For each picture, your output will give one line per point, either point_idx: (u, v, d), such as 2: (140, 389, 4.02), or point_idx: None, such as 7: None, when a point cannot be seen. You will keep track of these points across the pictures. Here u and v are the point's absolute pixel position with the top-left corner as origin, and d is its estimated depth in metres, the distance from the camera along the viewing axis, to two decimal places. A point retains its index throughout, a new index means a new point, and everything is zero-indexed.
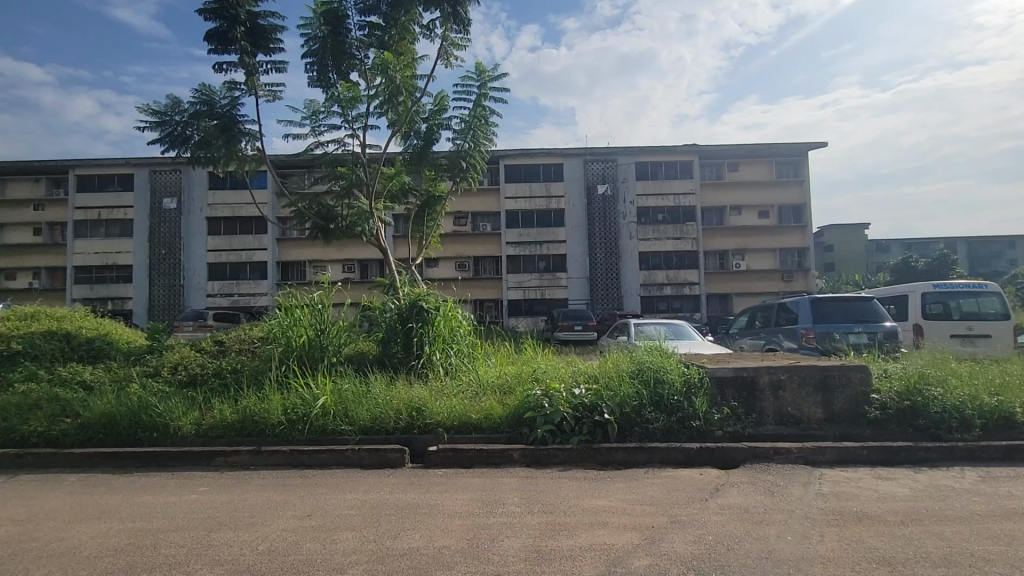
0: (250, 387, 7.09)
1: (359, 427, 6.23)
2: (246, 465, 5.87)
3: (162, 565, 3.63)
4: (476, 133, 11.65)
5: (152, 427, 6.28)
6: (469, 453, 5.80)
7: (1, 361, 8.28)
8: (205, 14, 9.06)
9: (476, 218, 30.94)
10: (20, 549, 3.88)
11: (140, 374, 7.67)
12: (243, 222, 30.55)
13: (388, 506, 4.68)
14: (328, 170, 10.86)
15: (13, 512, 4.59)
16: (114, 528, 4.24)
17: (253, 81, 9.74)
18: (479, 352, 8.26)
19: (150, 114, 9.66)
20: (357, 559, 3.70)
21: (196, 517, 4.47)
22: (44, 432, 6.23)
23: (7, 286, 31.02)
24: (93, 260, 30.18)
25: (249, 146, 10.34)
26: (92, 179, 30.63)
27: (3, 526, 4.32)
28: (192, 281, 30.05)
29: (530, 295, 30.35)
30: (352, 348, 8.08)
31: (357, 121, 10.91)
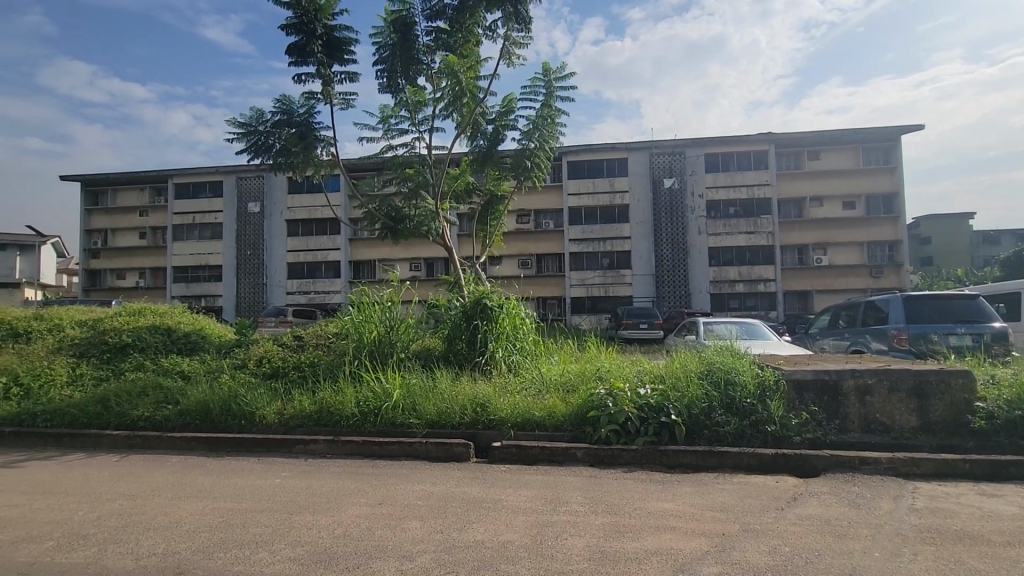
0: (326, 379, 7.51)
1: (425, 421, 6.43)
2: (323, 453, 6.22)
3: (250, 542, 3.92)
4: (542, 132, 11.65)
5: (240, 415, 6.80)
6: (533, 450, 5.82)
7: (114, 351, 9.29)
8: (285, 30, 9.63)
9: (538, 215, 31.03)
10: (132, 521, 4.34)
11: (230, 366, 8.36)
12: (319, 224, 32.36)
13: (454, 498, 4.80)
14: (397, 172, 11.24)
15: (127, 488, 5.14)
16: (210, 506, 4.64)
17: (328, 90, 10.26)
18: (542, 350, 8.27)
19: (238, 126, 10.41)
20: (425, 548, 3.81)
21: (279, 500, 4.79)
22: (150, 417, 6.91)
23: (119, 285, 34.74)
24: (190, 261, 33.11)
25: (324, 151, 10.93)
26: (188, 187, 33.58)
27: (119, 499, 4.84)
28: (274, 280, 32.23)
29: (593, 293, 30.01)
30: (419, 344, 8.34)
31: (424, 124, 11.22)
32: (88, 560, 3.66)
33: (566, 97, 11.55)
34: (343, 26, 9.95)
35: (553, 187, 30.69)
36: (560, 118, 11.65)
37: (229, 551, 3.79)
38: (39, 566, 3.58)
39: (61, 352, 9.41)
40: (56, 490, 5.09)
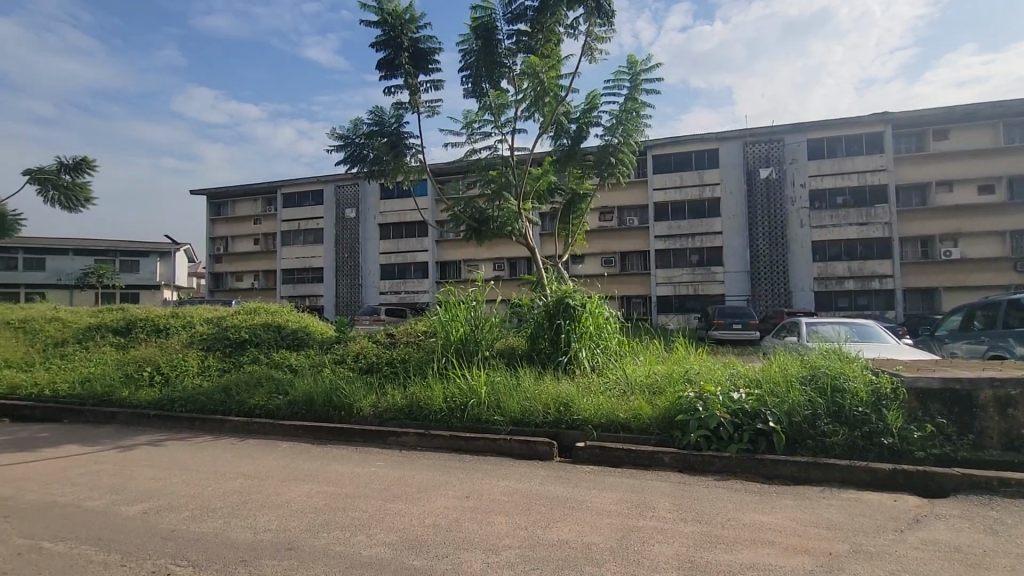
0: (416, 374, 7.88)
1: (509, 419, 6.51)
2: (413, 446, 6.52)
3: (349, 525, 4.21)
4: (626, 127, 11.34)
5: (340, 407, 7.31)
6: (617, 452, 5.70)
7: (235, 346, 10.41)
8: (376, 46, 10.20)
9: (621, 212, 30.38)
10: (251, 498, 4.82)
11: (331, 361, 9.04)
12: (408, 227, 33.98)
13: (538, 496, 4.83)
14: (482, 174, 11.47)
15: (246, 469, 5.73)
16: (313, 490, 5.04)
17: (415, 99, 10.73)
18: (627, 351, 8.10)
19: (337, 139, 11.15)
20: (510, 543, 3.87)
21: (375, 487, 5.10)
22: (265, 405, 7.64)
23: (239, 286, 38.79)
24: (296, 264, 36.21)
25: (413, 158, 11.46)
26: (294, 196, 36.73)
27: (240, 478, 5.42)
28: (369, 280, 34.33)
29: (681, 292, 28.86)
30: (503, 343, 8.49)
31: (507, 126, 11.37)
32: (215, 530, 4.12)
33: (652, 90, 11.14)
34: (428, 37, 10.35)
35: (637, 183, 29.83)
36: (644, 111, 11.29)
37: (331, 532, 4.09)
38: (177, 532, 4.09)
39: (193, 345, 10.71)
40: (190, 467, 5.79)
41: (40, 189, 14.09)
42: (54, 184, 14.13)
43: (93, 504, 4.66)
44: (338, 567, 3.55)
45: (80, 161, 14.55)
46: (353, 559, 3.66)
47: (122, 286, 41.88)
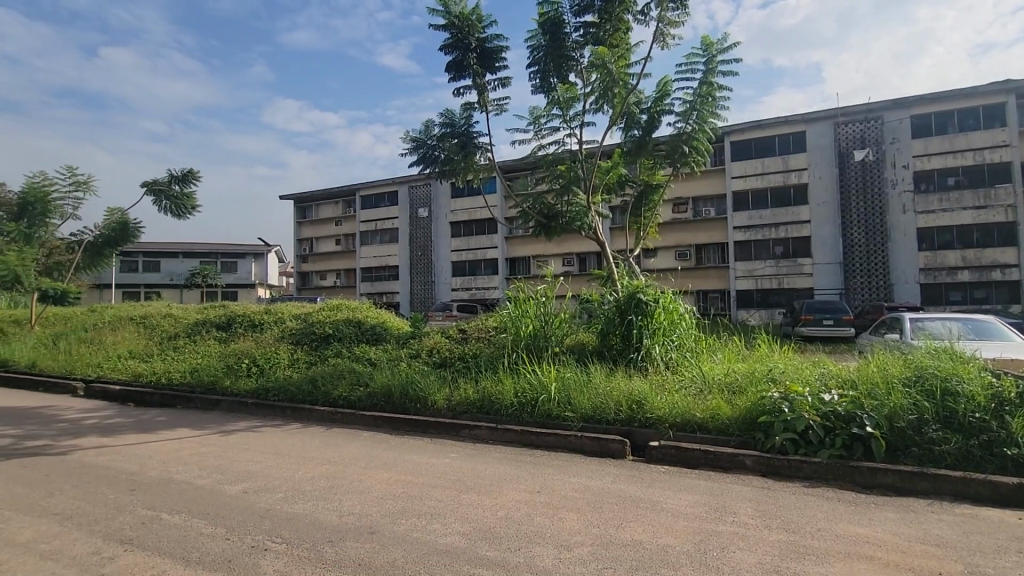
0: (487, 369, 7.99)
1: (580, 415, 6.43)
2: (485, 439, 6.61)
3: (425, 513, 4.35)
4: (701, 112, 10.85)
5: (416, 399, 7.57)
6: (694, 454, 5.46)
7: (320, 340, 11.12)
8: (445, 49, 10.42)
9: (697, 202, 29.07)
10: (336, 484, 5.11)
11: (407, 355, 9.40)
12: (478, 224, 34.58)
13: (610, 494, 4.73)
14: (550, 170, 11.38)
15: (332, 455, 6.09)
16: (391, 478, 5.27)
17: (484, 98, 10.85)
18: (703, 349, 7.76)
19: (410, 142, 11.50)
20: (582, 540, 3.82)
21: (448, 478, 5.23)
22: (347, 396, 8.07)
23: (323, 285, 41.35)
24: (374, 263, 38.00)
25: (483, 157, 11.63)
26: (371, 198, 38.53)
27: (326, 464, 5.76)
28: (441, 278, 35.32)
29: (763, 286, 27.22)
30: (573, 339, 8.42)
31: (576, 120, 11.20)
32: (305, 511, 4.41)
33: (729, 72, 10.54)
34: (495, 36, 10.43)
35: (714, 172, 28.41)
36: (721, 94, 10.70)
37: (408, 519, 4.24)
38: (272, 512, 4.42)
39: (284, 339, 11.54)
40: (283, 452, 6.25)
41: (155, 199, 15.76)
42: (166, 194, 15.77)
43: (202, 482, 5.15)
44: (416, 553, 3.68)
45: (186, 173, 16.12)
46: (430, 546, 3.78)
47: (223, 285, 46.02)
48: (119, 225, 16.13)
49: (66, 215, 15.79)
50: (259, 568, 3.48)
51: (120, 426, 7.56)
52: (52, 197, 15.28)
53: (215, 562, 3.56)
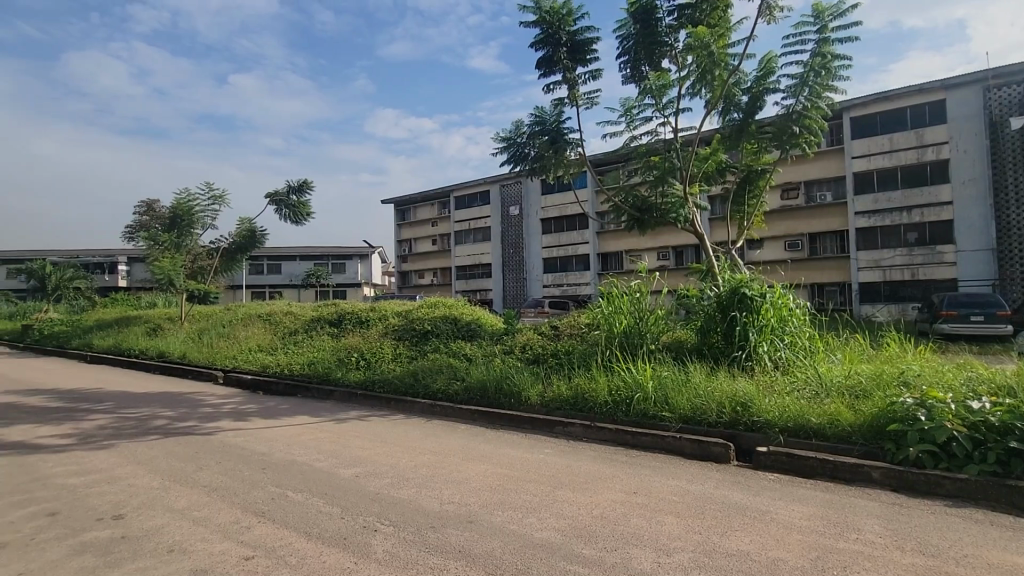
0: (581, 366, 7.88)
1: (679, 415, 6.12)
2: (579, 437, 6.50)
3: (520, 507, 4.38)
4: (813, 88, 9.84)
5: (510, 394, 7.66)
6: (808, 462, 4.96)
7: (420, 336, 11.72)
8: (535, 46, 10.39)
9: (810, 187, 26.47)
10: (437, 473, 5.33)
11: (500, 351, 9.58)
12: (569, 220, 34.36)
13: (712, 501, 4.43)
14: (642, 161, 10.94)
15: (433, 446, 6.34)
16: (488, 470, 5.38)
17: (574, 92, 10.69)
18: (818, 349, 7.06)
19: (501, 141, 11.63)
20: (683, 546, 3.62)
21: (543, 474, 5.23)
22: (445, 389, 8.37)
23: (421, 283, 43.46)
24: (468, 262, 39.23)
25: (573, 152, 11.50)
26: (465, 198, 39.79)
27: (429, 454, 6.02)
28: (533, 274, 35.58)
29: (892, 277, 24.24)
30: (670, 336, 8.08)
31: (670, 107, 10.67)
32: (409, 497, 4.64)
33: (847, 39, 9.45)
34: (585, 28, 10.25)
35: (831, 153, 25.69)
36: (838, 65, 9.63)
37: (504, 511, 4.30)
38: (380, 495, 4.71)
39: (388, 335, 12.29)
40: (389, 441, 6.63)
41: (276, 208, 17.52)
42: (286, 203, 17.46)
43: (321, 465, 5.62)
44: (513, 545, 3.71)
45: (302, 183, 17.72)
46: (526, 539, 3.78)
47: (334, 285, 50.03)
48: (249, 233, 18.17)
49: (207, 225, 18.04)
50: (370, 547, 3.71)
51: (251, 412, 8.46)
52: (196, 210, 17.55)
53: (332, 538, 3.85)
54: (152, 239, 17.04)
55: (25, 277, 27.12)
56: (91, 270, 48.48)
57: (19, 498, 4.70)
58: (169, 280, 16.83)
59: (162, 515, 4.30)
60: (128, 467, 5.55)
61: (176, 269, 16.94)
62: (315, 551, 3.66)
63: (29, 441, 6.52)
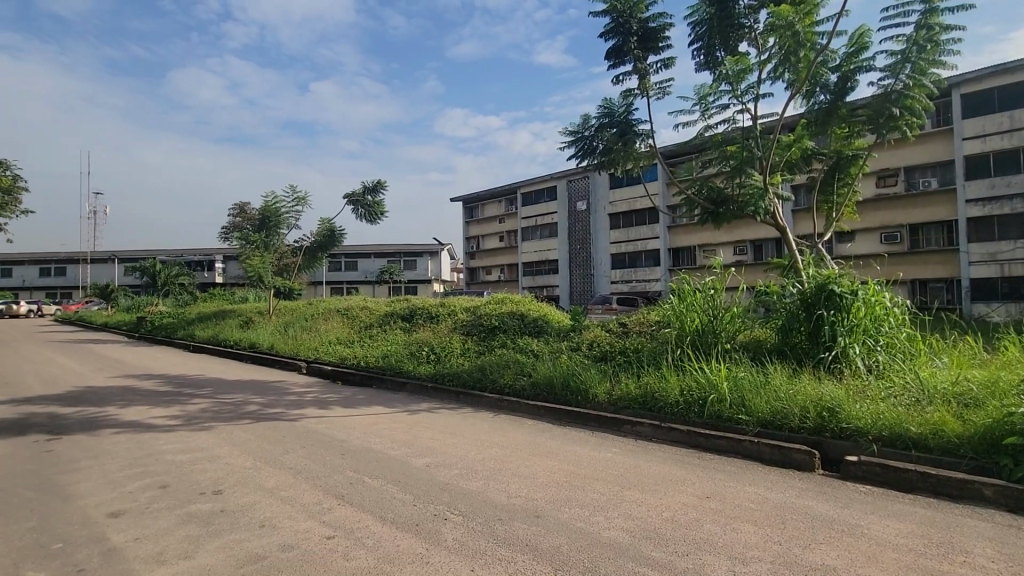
0: (650, 365, 7.65)
1: (757, 419, 5.77)
2: (648, 437, 6.31)
3: (588, 505, 4.31)
4: (916, 64, 8.89)
5: (576, 391, 7.56)
6: (906, 475, 4.51)
7: (488, 331, 11.91)
8: (604, 36, 10.15)
9: (911, 173, 24.02)
10: (504, 466, 5.37)
11: (567, 348, 9.51)
12: (639, 215, 33.47)
13: (794, 511, 4.13)
14: (717, 151, 10.40)
15: (501, 440, 6.40)
16: (555, 466, 5.35)
17: (645, 82, 10.35)
18: (920, 352, 6.40)
19: (568, 135, 11.47)
20: (761, 556, 3.41)
21: (611, 473, 5.12)
22: (512, 385, 8.42)
23: (489, 279, 44.14)
24: (535, 258, 39.28)
25: (643, 144, 11.15)
26: (532, 195, 39.84)
27: (496, 448, 6.09)
28: (600, 270, 35.07)
29: (1013, 272, 21.54)
30: (747, 335, 7.64)
31: (749, 93, 10.06)
32: (478, 489, 4.71)
33: (959, 7, 8.43)
34: (657, 15, 9.89)
35: (937, 134, 23.11)
36: (948, 37, 8.64)
37: (571, 508, 4.26)
38: (450, 485, 4.82)
39: (457, 330, 12.58)
40: (458, 434, 6.77)
41: (354, 208, 18.43)
42: (362, 203, 18.32)
43: (395, 454, 5.85)
44: (579, 542, 3.66)
45: (377, 183, 18.49)
46: (593, 538, 3.72)
47: (406, 281, 51.96)
48: (328, 232, 19.27)
49: (291, 225, 19.32)
50: (440, 535, 3.80)
51: (332, 401, 8.96)
52: (282, 211, 18.82)
53: (405, 524, 3.99)
54: (245, 239, 18.48)
55: (140, 274, 30.38)
56: (193, 268, 53.45)
57: (136, 470, 5.28)
58: (258, 276, 18.22)
59: (254, 492, 4.66)
60: (225, 448, 6.06)
61: (265, 266, 18.28)
62: (389, 535, 3.80)
63: (143, 420, 7.30)
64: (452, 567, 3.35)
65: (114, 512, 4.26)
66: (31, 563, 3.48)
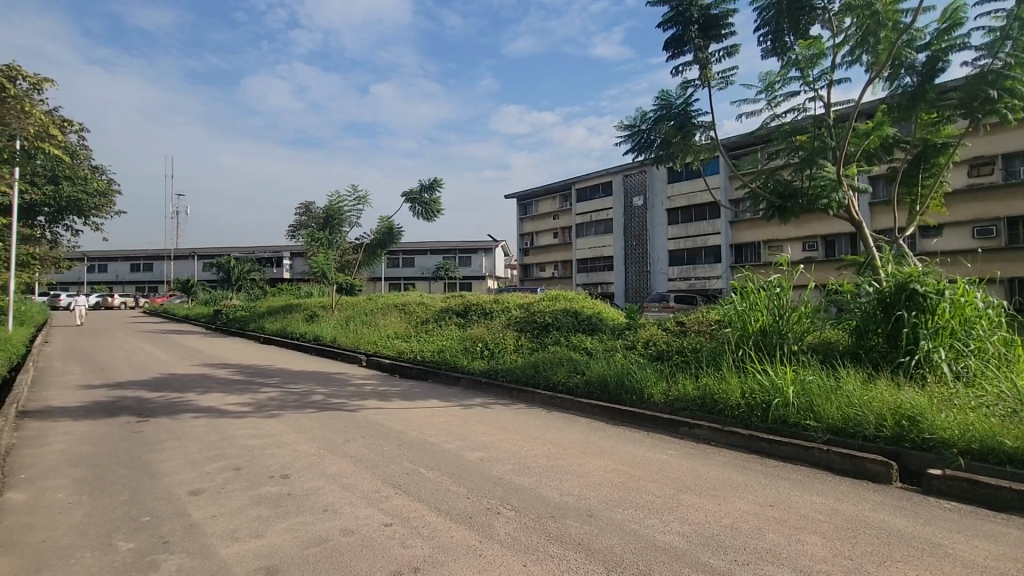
0: (709, 365, 7.36)
1: (826, 426, 5.41)
2: (707, 440, 6.06)
3: (641, 506, 4.20)
4: (1019, 40, 8.00)
5: (631, 391, 7.37)
6: (1000, 492, 4.08)
7: (541, 328, 11.90)
8: (663, 26, 9.83)
9: (1010, 160, 21.82)
10: (557, 464, 5.33)
11: (622, 346, 9.33)
12: (699, 209, 32.34)
13: (867, 525, 3.85)
14: (785, 142, 9.83)
15: (554, 437, 6.37)
16: (608, 466, 5.25)
17: (706, 72, 9.93)
18: (1018, 358, 5.79)
19: (624, 130, 11.19)
20: (829, 570, 3.20)
21: (667, 475, 4.96)
22: (566, 382, 8.36)
23: (543, 276, 44.09)
24: (589, 254, 38.80)
25: (704, 136, 10.72)
26: (587, 191, 39.32)
27: (550, 445, 6.05)
28: (657, 267, 34.14)
29: None
30: (817, 337, 7.18)
31: (822, 79, 9.43)
32: (532, 485, 4.71)
33: None
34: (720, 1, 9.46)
35: None
36: None
37: (625, 508, 4.16)
38: (504, 480, 4.84)
39: (510, 327, 12.65)
40: (512, 429, 6.79)
41: (411, 206, 18.91)
42: (420, 201, 18.78)
43: (449, 447, 5.94)
44: (633, 544, 3.57)
45: (433, 181, 18.87)
46: (648, 540, 3.62)
47: (461, 277, 52.77)
48: (387, 230, 19.86)
49: (352, 223, 20.06)
50: (493, 528, 3.82)
51: (390, 393, 9.24)
52: (344, 210, 19.58)
53: (460, 516, 4.05)
54: (310, 237, 19.42)
55: (216, 270, 32.59)
56: (264, 264, 56.71)
57: (213, 453, 5.66)
58: (322, 272, 19.06)
59: (318, 478, 4.88)
60: (291, 435, 6.39)
61: (328, 262, 19.11)
62: (444, 526, 3.87)
63: (219, 407, 7.82)
64: (504, 561, 3.36)
65: (195, 491, 4.59)
66: (123, 534, 3.80)
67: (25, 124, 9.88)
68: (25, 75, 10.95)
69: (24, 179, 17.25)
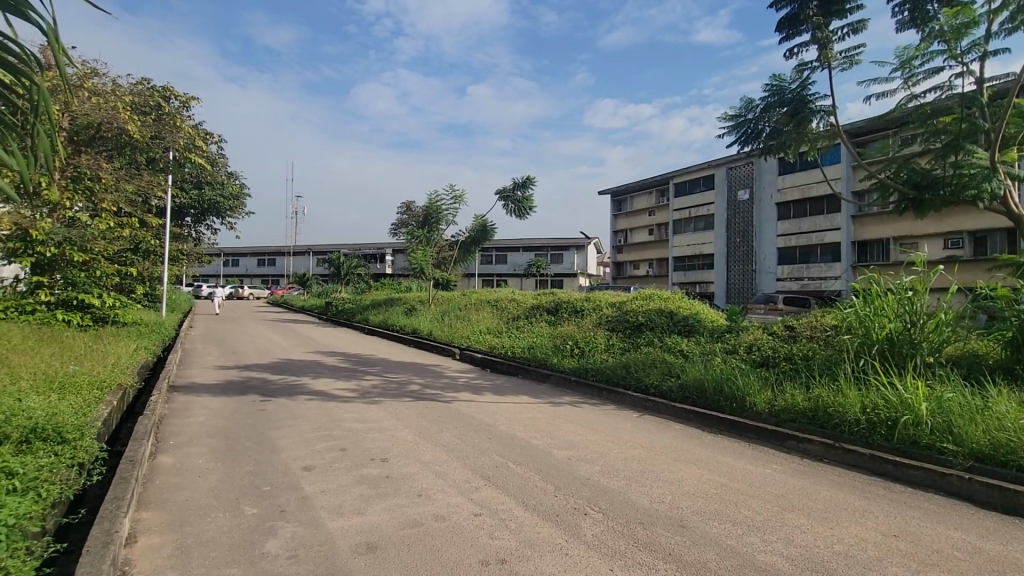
0: (823, 375, 6.67)
1: (968, 452, 4.66)
2: (819, 457, 5.48)
3: (740, 522, 3.89)
4: None
5: (731, 398, 6.88)
6: None
7: (634, 327, 11.54)
8: (777, 5, 9.05)
9: None
10: (648, 469, 5.11)
11: (722, 349, 8.76)
12: (814, 203, 29.60)
13: (1021, 570, 3.25)
14: (923, 125, 8.59)
15: (647, 441, 6.12)
16: (703, 476, 4.94)
17: (827, 52, 8.97)
18: None
19: (729, 120, 10.47)
20: None
21: (771, 491, 4.56)
22: (658, 385, 8.01)
23: (636, 275, 42.84)
24: (687, 253, 37.04)
25: (822, 122, 9.70)
26: (685, 185, 37.51)
27: (641, 449, 5.83)
28: (764, 266, 31.79)
29: None
30: (958, 348, 6.21)
31: (973, 51, 8.14)
32: (621, 488, 4.55)
33: None
34: None
35: None
36: None
37: (721, 523, 3.87)
38: (591, 481, 4.72)
39: (602, 325, 12.41)
40: (601, 430, 6.64)
41: (505, 204, 19.23)
42: (512, 198, 19.02)
43: (538, 444, 5.93)
44: (730, 561, 3.31)
45: (527, 179, 19.03)
46: (747, 558, 3.35)
47: (553, 275, 52.88)
48: (481, 227, 20.38)
49: (449, 222, 20.82)
50: (579, 529, 3.74)
51: (482, 387, 9.46)
52: (443, 209, 20.33)
53: (546, 513, 4.01)
54: (411, 235, 20.39)
55: (328, 265, 35.43)
56: (369, 260, 60.82)
57: (322, 433, 6.13)
58: (421, 268, 20.04)
59: (414, 464, 5.11)
60: (390, 421, 6.76)
61: (426, 259, 20.05)
62: (531, 521, 3.86)
63: (328, 391, 8.48)
64: (591, 563, 3.27)
65: (307, 466, 5.00)
66: (248, 500, 4.23)
67: (176, 137, 11.53)
68: (177, 95, 12.68)
69: (175, 185, 19.85)
